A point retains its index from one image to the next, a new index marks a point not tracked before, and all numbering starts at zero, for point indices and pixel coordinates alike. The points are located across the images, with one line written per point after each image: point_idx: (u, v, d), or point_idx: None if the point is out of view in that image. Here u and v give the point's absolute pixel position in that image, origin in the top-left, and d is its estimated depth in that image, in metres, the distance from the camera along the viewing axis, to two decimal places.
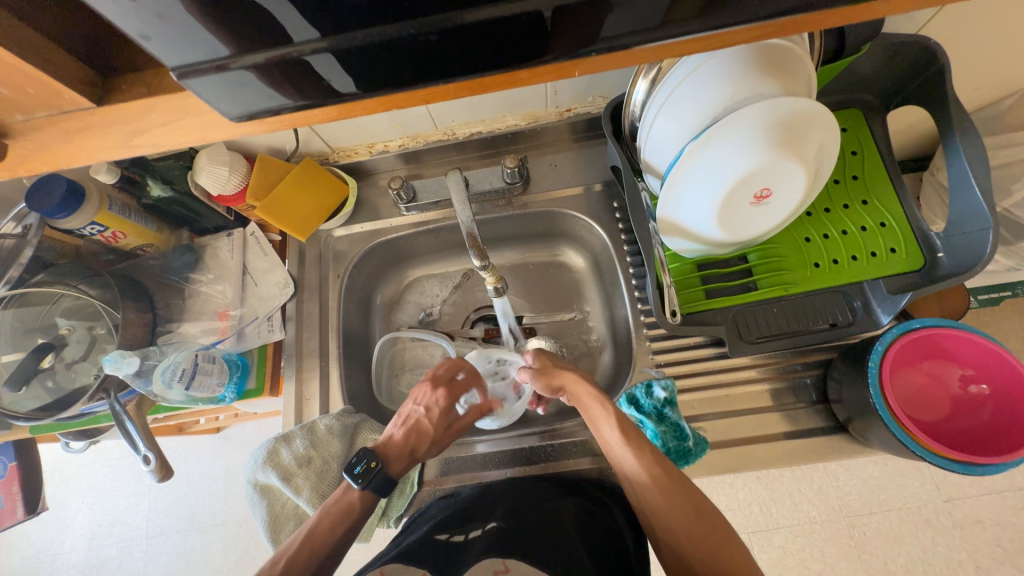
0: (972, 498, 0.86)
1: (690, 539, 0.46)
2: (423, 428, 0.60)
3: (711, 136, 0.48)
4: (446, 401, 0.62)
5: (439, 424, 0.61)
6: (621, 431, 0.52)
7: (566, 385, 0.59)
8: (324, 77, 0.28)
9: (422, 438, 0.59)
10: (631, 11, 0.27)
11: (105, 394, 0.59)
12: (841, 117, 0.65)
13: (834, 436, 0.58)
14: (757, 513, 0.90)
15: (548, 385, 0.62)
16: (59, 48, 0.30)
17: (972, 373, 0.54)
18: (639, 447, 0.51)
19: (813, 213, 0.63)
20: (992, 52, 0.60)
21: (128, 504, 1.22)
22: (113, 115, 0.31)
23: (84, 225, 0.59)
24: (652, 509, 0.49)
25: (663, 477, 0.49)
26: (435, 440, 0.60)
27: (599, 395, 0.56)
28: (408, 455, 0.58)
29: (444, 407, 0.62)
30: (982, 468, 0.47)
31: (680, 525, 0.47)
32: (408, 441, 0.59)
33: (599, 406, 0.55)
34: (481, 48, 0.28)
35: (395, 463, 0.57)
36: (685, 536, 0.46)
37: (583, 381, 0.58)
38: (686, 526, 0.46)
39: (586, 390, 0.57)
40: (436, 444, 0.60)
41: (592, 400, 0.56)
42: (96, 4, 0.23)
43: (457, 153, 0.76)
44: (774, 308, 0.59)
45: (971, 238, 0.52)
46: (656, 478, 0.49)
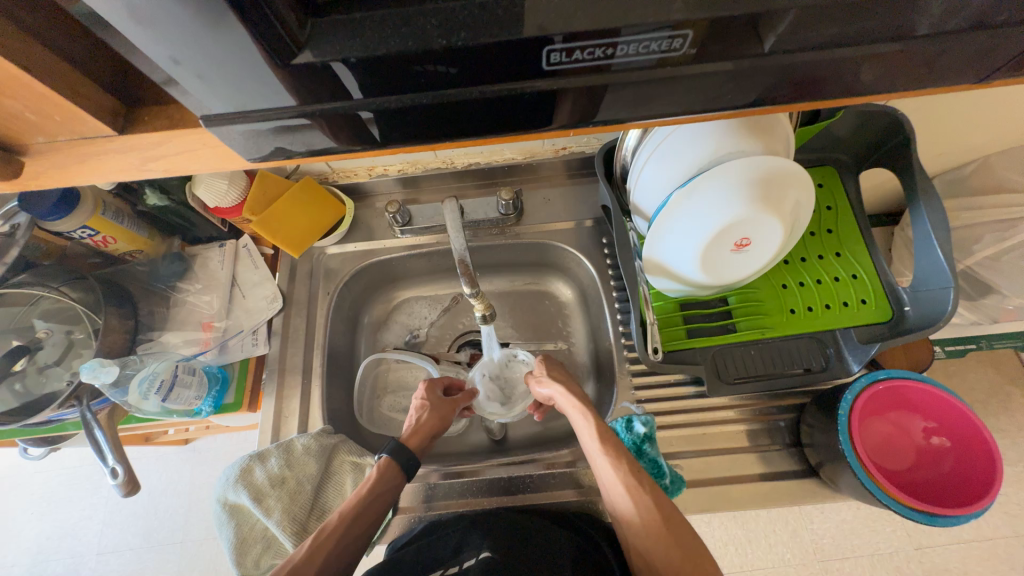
0: (941, 547, 0.87)
1: (669, 559, 0.46)
2: (425, 409, 0.63)
3: (697, 185, 0.51)
4: (434, 386, 0.66)
5: (437, 401, 0.64)
6: (600, 440, 0.54)
7: (555, 396, 0.61)
8: (336, 130, 0.31)
9: (428, 417, 0.62)
10: (623, 94, 0.30)
11: (76, 402, 0.57)
12: (817, 173, 0.70)
13: (806, 480, 0.60)
14: (731, 553, 0.90)
15: (541, 392, 0.64)
16: (87, 77, 0.32)
17: (934, 425, 0.57)
18: (616, 457, 0.52)
19: (790, 261, 0.66)
20: (951, 124, 0.66)
21: (81, 516, 1.16)
22: (133, 141, 0.34)
23: (74, 229, 0.58)
24: (630, 524, 0.50)
25: (638, 489, 0.50)
26: (440, 414, 0.63)
27: (582, 405, 0.58)
28: (421, 434, 0.60)
29: (434, 391, 0.65)
30: (944, 519, 0.49)
31: (659, 542, 0.47)
32: (416, 425, 0.61)
33: (582, 417, 0.57)
34: (486, 114, 0.30)
35: (411, 443, 0.59)
36: (666, 556, 0.46)
37: (568, 393, 0.60)
38: (662, 544, 0.47)
39: (570, 401, 0.59)
40: (443, 418, 0.63)
41: (576, 412, 0.58)
42: (136, 60, 0.26)
43: (455, 181, 0.79)
44: (751, 350, 0.62)
45: (934, 295, 0.55)
46: (632, 490, 0.50)
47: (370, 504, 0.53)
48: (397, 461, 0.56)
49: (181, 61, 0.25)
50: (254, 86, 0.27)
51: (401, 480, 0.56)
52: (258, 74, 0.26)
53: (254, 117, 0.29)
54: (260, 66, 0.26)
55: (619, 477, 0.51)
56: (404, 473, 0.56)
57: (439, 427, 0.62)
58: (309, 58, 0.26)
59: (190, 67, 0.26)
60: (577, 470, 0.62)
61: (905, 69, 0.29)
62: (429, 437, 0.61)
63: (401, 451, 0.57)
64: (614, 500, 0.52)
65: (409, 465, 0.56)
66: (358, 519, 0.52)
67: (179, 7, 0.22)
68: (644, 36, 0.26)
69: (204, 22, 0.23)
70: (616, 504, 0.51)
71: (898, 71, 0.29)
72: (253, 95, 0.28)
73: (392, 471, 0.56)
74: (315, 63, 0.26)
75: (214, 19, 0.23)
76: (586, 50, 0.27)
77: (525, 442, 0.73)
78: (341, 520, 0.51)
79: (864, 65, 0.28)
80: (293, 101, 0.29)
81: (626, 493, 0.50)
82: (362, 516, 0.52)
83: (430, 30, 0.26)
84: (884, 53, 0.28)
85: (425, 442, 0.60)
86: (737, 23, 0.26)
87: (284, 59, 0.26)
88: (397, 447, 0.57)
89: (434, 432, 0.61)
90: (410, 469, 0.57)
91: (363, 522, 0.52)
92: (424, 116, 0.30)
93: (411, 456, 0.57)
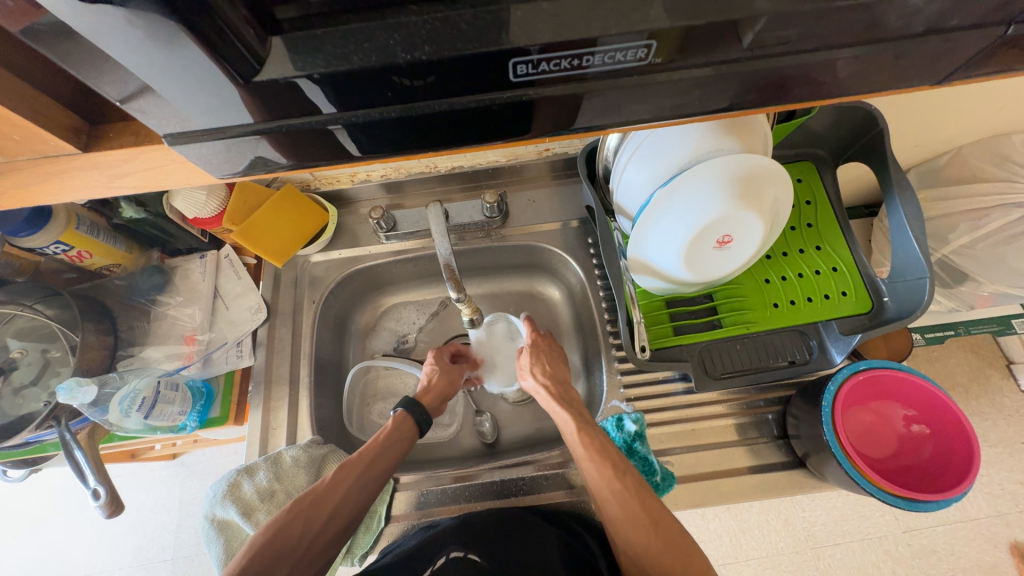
0: (928, 529, 0.89)
1: (658, 560, 0.46)
2: (435, 372, 0.67)
3: (678, 184, 0.51)
4: (442, 353, 0.70)
5: (446, 365, 0.68)
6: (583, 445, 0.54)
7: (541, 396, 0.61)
8: (311, 144, 0.31)
9: (439, 380, 0.66)
10: (595, 102, 0.30)
11: (55, 422, 0.56)
12: (797, 168, 0.71)
13: (793, 471, 0.61)
14: (726, 545, 0.91)
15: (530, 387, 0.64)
16: (46, 95, 0.32)
17: (914, 413, 0.58)
18: (601, 460, 0.52)
19: (772, 256, 0.67)
20: (927, 116, 0.68)
21: (67, 538, 1.13)
22: (98, 159, 0.34)
23: (47, 245, 0.57)
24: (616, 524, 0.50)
25: (625, 493, 0.50)
26: (449, 377, 0.67)
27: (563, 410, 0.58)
28: (433, 396, 0.65)
29: (443, 358, 0.69)
30: (925, 505, 0.50)
31: (648, 543, 0.47)
32: (427, 386, 0.65)
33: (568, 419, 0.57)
34: (460, 125, 0.30)
35: (426, 401, 0.64)
36: (655, 555, 0.46)
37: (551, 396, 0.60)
38: (653, 546, 0.47)
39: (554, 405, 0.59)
40: (453, 380, 0.67)
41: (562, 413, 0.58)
42: (97, 82, 0.26)
43: (439, 185, 0.78)
44: (737, 345, 0.62)
45: (912, 286, 0.57)
46: (618, 494, 0.50)
47: (390, 449, 0.56)
48: (412, 417, 0.60)
49: (139, 80, 0.25)
50: (219, 103, 0.27)
51: (414, 433, 0.59)
52: (220, 91, 0.26)
53: (226, 134, 0.29)
54: (220, 84, 0.26)
55: (607, 477, 0.51)
56: (418, 428, 0.59)
57: (450, 389, 0.67)
58: (270, 75, 0.26)
59: (150, 87, 0.25)
60: (568, 471, 0.62)
61: (866, 72, 0.29)
62: (440, 398, 0.65)
63: (415, 407, 0.60)
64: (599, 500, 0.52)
65: (421, 421, 0.60)
66: (375, 462, 0.54)
67: (129, 27, 0.22)
68: (609, 46, 0.26)
69: (157, 44, 0.23)
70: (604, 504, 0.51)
71: (861, 74, 0.30)
72: (221, 112, 0.28)
73: (408, 424, 0.59)
74: (278, 80, 0.26)
75: (166, 39, 0.23)
76: (552, 61, 0.27)
77: (517, 443, 0.73)
78: (360, 459, 0.53)
79: (825, 69, 0.29)
80: (261, 117, 0.28)
81: (613, 495, 0.50)
82: (380, 459, 0.54)
83: (392, 44, 0.25)
84: (842, 58, 0.28)
85: (435, 403, 0.64)
86: (701, 32, 0.26)
87: (246, 77, 0.26)
88: (411, 403, 0.61)
89: (445, 393, 0.66)
90: (422, 425, 0.60)
91: (378, 467, 0.54)
92: (396, 128, 0.30)
93: (424, 413, 0.61)
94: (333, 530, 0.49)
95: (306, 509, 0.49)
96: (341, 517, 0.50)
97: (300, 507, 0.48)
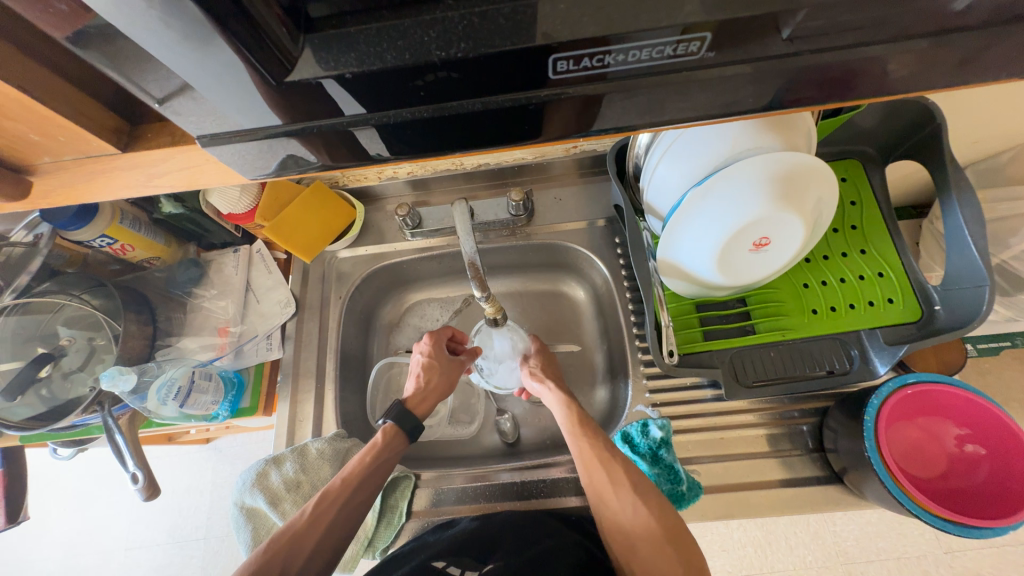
0: (972, 551, 0.84)
1: None
2: (431, 369, 0.66)
3: (714, 184, 0.49)
4: (438, 341, 0.69)
5: (444, 361, 0.67)
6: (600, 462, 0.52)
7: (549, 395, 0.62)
8: (341, 145, 0.30)
9: (435, 378, 0.65)
10: (630, 103, 0.29)
11: (99, 407, 0.59)
12: (840, 167, 0.67)
13: (829, 487, 0.58)
14: (752, 557, 0.88)
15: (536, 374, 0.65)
16: (91, 96, 0.33)
17: (967, 432, 0.54)
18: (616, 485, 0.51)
19: (811, 259, 0.64)
20: (992, 110, 0.62)
21: (110, 513, 1.20)
22: (138, 159, 0.35)
23: (93, 238, 0.59)
24: (623, 532, 0.50)
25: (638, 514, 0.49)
26: (447, 375, 0.66)
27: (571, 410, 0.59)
28: (428, 400, 0.64)
29: (438, 348, 0.68)
30: (976, 530, 0.47)
31: (658, 558, 0.46)
32: (423, 385, 0.65)
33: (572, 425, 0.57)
34: (489, 125, 0.30)
35: (417, 410, 0.63)
36: (665, 565, 0.45)
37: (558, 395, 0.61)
38: (661, 553, 0.46)
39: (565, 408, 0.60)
40: (448, 377, 0.66)
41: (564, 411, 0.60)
42: (138, 86, 0.26)
43: (465, 182, 0.78)
44: (771, 352, 0.60)
45: (968, 294, 0.52)
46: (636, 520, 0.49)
47: (377, 468, 0.55)
48: (402, 429, 0.60)
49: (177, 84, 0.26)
50: (251, 105, 0.27)
51: (403, 443, 0.59)
52: (252, 93, 0.26)
53: (258, 134, 0.29)
54: (255, 84, 0.26)
55: (609, 479, 0.51)
56: (407, 437, 0.60)
57: (444, 386, 0.66)
58: (302, 76, 0.26)
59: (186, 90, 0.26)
60: None
61: (939, 66, 0.27)
62: (437, 395, 0.65)
63: (404, 417, 0.61)
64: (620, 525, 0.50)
65: (411, 430, 0.60)
66: (361, 485, 0.53)
67: (166, 29, 0.22)
68: (654, 41, 0.25)
69: (192, 45, 0.23)
70: (608, 518, 0.51)
71: (924, 70, 0.27)
72: (253, 114, 0.28)
73: (397, 438, 0.59)
74: (310, 80, 0.26)
75: (202, 40, 0.23)
76: (591, 58, 0.26)
77: (536, 445, 0.72)
78: (343, 484, 0.53)
79: (891, 62, 0.27)
80: (292, 118, 0.28)
81: (626, 512, 0.49)
82: (364, 484, 0.54)
83: (427, 42, 0.25)
84: (913, 49, 0.26)
85: (431, 405, 0.65)
86: (755, 23, 0.25)
87: (279, 78, 0.26)
88: (400, 414, 0.61)
89: (440, 391, 0.65)
90: (413, 433, 0.61)
91: (365, 488, 0.54)
92: (428, 129, 0.29)
93: (414, 422, 0.61)
94: (318, 563, 0.49)
95: (285, 548, 0.48)
96: (326, 549, 0.50)
97: (278, 547, 0.48)
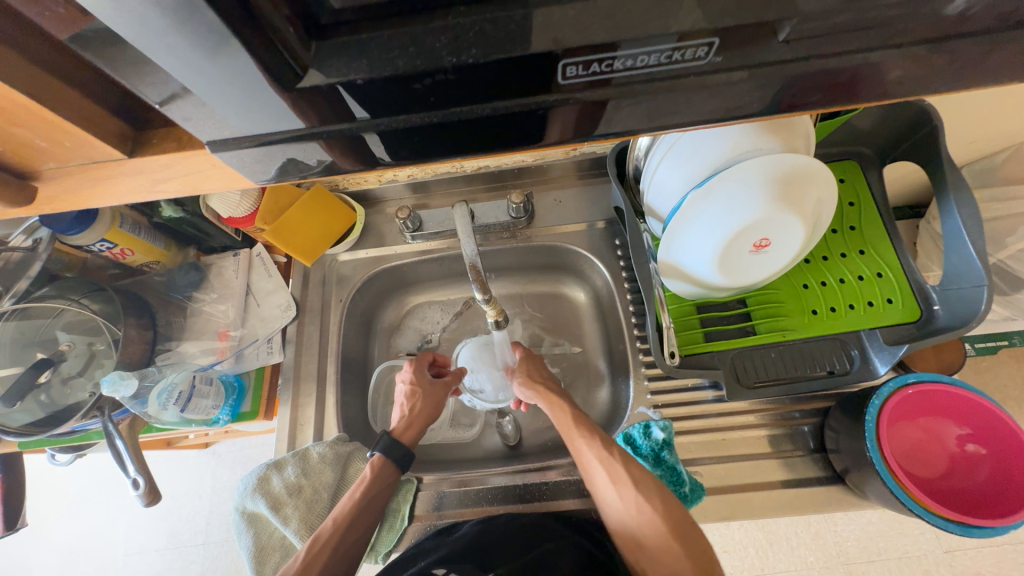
0: (972, 550, 0.85)
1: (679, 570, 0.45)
2: (416, 396, 0.65)
3: (715, 186, 0.49)
4: (421, 365, 0.68)
5: (427, 385, 0.66)
6: (601, 461, 0.52)
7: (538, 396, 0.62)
8: (347, 149, 0.30)
9: (422, 406, 0.64)
10: (636, 107, 0.29)
11: (99, 413, 0.59)
12: (839, 168, 0.67)
13: (831, 487, 0.58)
14: (753, 556, 0.88)
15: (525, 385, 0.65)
16: (96, 101, 0.33)
17: (968, 432, 0.54)
18: (618, 481, 0.51)
19: (811, 260, 0.64)
20: (988, 111, 0.63)
21: (108, 519, 1.20)
22: (143, 164, 0.35)
23: (93, 242, 0.59)
24: (627, 529, 0.50)
25: (644, 506, 0.49)
26: (431, 400, 0.65)
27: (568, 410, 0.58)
28: (414, 426, 0.63)
29: (421, 372, 0.67)
30: (979, 530, 0.47)
31: (666, 554, 0.46)
32: (409, 414, 0.63)
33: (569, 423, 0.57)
34: (495, 129, 0.30)
35: (405, 438, 0.61)
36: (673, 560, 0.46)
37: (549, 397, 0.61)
38: (670, 554, 0.46)
39: (560, 410, 0.59)
40: (433, 402, 0.65)
41: (558, 410, 0.59)
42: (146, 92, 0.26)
43: (465, 185, 0.78)
44: (771, 353, 0.60)
45: (966, 294, 0.53)
46: (640, 513, 0.49)
47: (371, 503, 0.55)
48: (391, 459, 0.59)
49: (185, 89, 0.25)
50: (260, 112, 0.27)
51: (394, 474, 0.59)
52: (263, 101, 0.26)
53: (265, 140, 0.29)
54: (264, 92, 0.26)
55: (612, 479, 0.51)
56: (398, 468, 0.58)
57: (430, 412, 0.64)
58: (313, 82, 0.26)
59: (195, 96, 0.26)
60: None
61: (942, 70, 0.27)
62: (424, 422, 0.64)
63: (394, 448, 0.59)
64: (625, 519, 0.50)
65: (403, 460, 0.59)
66: (352, 526, 0.53)
67: (180, 37, 0.22)
68: (663, 47, 0.25)
69: (205, 53, 0.23)
70: (610, 513, 0.51)
71: (928, 74, 0.28)
72: (261, 121, 0.28)
73: (387, 468, 0.58)
74: (319, 86, 0.26)
75: (214, 48, 0.23)
76: (598, 63, 0.26)
77: (539, 447, 0.72)
78: (335, 527, 0.52)
79: (892, 68, 0.27)
80: (299, 124, 0.28)
81: (629, 506, 0.50)
82: (354, 524, 0.53)
83: (438, 48, 0.25)
84: (915, 55, 0.26)
85: (418, 432, 0.63)
86: (760, 29, 0.25)
87: (290, 85, 0.26)
88: (389, 444, 0.59)
89: (428, 417, 0.64)
90: (404, 463, 0.59)
91: (354, 532, 0.53)
92: (434, 133, 0.29)
93: (403, 451, 0.60)
94: None
95: None
96: None
97: None
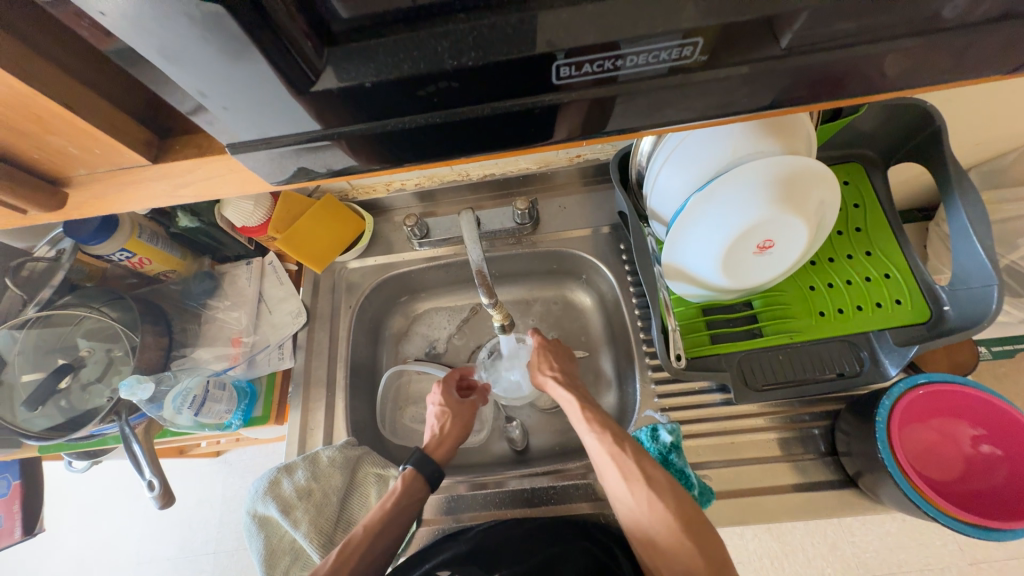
0: (998, 563, 0.82)
1: (690, 564, 0.45)
2: (446, 416, 0.66)
3: (717, 188, 0.50)
4: (449, 386, 0.70)
5: (455, 405, 0.67)
6: (610, 455, 0.52)
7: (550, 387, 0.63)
8: (357, 152, 0.32)
9: (451, 425, 0.65)
10: (635, 105, 0.30)
11: (116, 417, 0.60)
12: (842, 170, 0.67)
13: (844, 490, 0.57)
14: (767, 567, 0.85)
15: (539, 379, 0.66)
16: (124, 111, 0.35)
17: (983, 433, 0.53)
18: (628, 475, 0.50)
19: (817, 262, 0.64)
20: (992, 112, 0.63)
21: (120, 527, 1.21)
22: (166, 170, 0.37)
23: (113, 252, 0.61)
24: (638, 522, 0.49)
25: (654, 500, 0.48)
26: (461, 419, 0.66)
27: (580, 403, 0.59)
28: (445, 445, 0.63)
29: (450, 394, 0.68)
30: (997, 533, 0.45)
31: (677, 547, 0.46)
32: (440, 434, 0.64)
33: (580, 416, 0.57)
34: (498, 129, 0.31)
35: (436, 455, 0.62)
36: (684, 554, 0.45)
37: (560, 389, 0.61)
38: (682, 550, 0.45)
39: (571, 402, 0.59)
40: (463, 420, 0.66)
41: (571, 402, 0.59)
42: (171, 99, 0.28)
43: (471, 193, 0.80)
44: (779, 355, 0.59)
45: (976, 293, 0.52)
46: (651, 506, 0.48)
47: (394, 518, 0.54)
48: (423, 474, 0.58)
49: (208, 95, 0.27)
50: (275, 116, 0.28)
51: (425, 491, 0.57)
52: (279, 105, 0.28)
53: (278, 145, 0.31)
54: (280, 95, 0.27)
55: (622, 473, 0.51)
56: (429, 485, 0.57)
57: (461, 431, 0.65)
58: (325, 85, 0.27)
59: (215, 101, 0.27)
60: (594, 482, 0.61)
61: (934, 62, 0.28)
62: (456, 442, 0.64)
63: (424, 462, 0.58)
64: (633, 511, 0.50)
65: (432, 476, 0.58)
66: (373, 530, 0.53)
67: (204, 44, 0.24)
68: (658, 45, 0.26)
69: (227, 58, 0.24)
70: (621, 506, 0.51)
71: (920, 67, 0.28)
72: (276, 124, 0.29)
73: (417, 482, 0.57)
74: (330, 90, 0.27)
75: (235, 54, 0.24)
76: (594, 62, 0.27)
77: (547, 452, 0.72)
78: (365, 534, 0.53)
79: (882, 63, 0.28)
80: (311, 127, 0.30)
81: (639, 500, 0.49)
82: (383, 533, 0.53)
83: (441, 52, 0.26)
84: (906, 48, 0.27)
85: (450, 451, 0.63)
86: (751, 27, 0.26)
87: (303, 88, 0.27)
88: (421, 458, 0.59)
89: (459, 436, 0.65)
90: (433, 479, 0.58)
91: (383, 540, 0.53)
92: (439, 134, 0.30)
93: (434, 466, 0.59)
94: None
95: None
96: None
97: None
